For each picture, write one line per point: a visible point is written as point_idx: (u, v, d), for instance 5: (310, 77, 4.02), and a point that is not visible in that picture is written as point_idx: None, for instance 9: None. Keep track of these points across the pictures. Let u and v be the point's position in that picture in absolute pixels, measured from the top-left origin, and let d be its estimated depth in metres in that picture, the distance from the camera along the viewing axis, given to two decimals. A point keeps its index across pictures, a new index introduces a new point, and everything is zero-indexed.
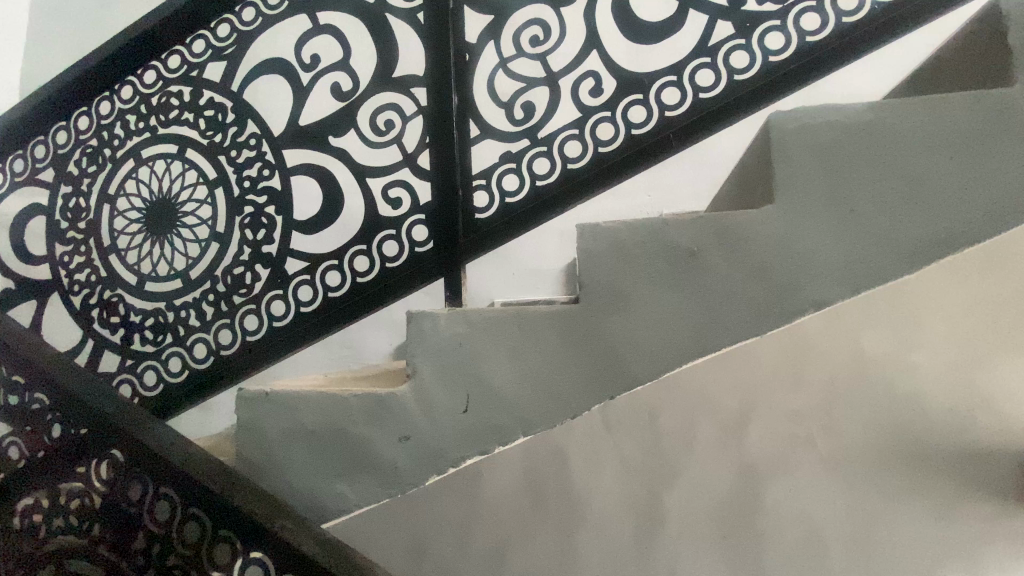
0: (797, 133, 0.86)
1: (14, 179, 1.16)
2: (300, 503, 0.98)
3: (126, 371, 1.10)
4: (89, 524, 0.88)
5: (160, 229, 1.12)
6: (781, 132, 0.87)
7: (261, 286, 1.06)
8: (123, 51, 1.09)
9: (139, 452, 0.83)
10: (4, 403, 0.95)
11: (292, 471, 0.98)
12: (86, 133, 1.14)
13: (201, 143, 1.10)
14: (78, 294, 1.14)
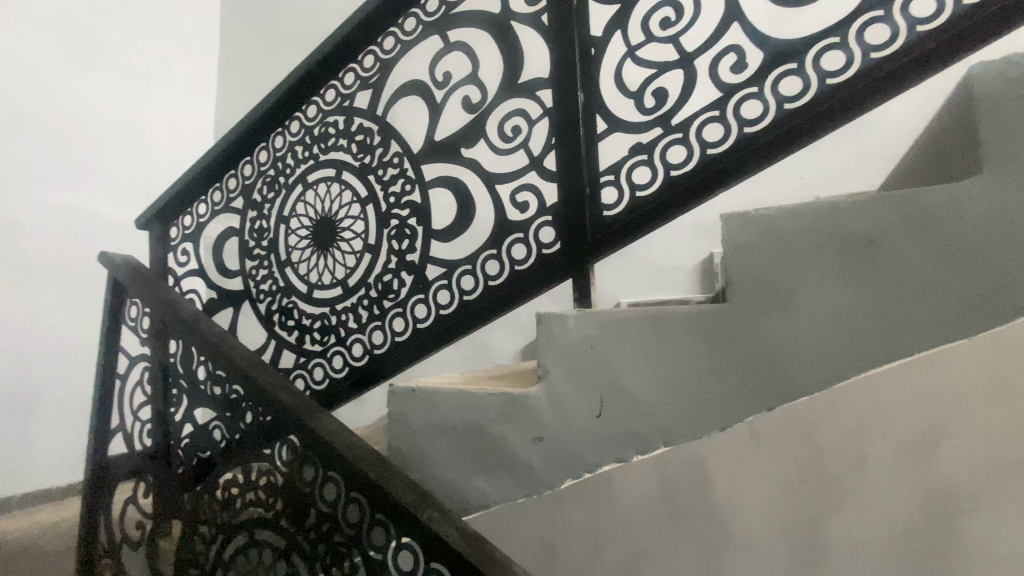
0: (1010, 84, 0.70)
1: (216, 208, 1.42)
2: (445, 493, 1.03)
3: (301, 367, 1.28)
4: (273, 498, 1.02)
5: (324, 243, 1.27)
6: (987, 87, 0.72)
7: (407, 291, 1.15)
8: (291, 92, 1.26)
9: (312, 438, 0.94)
10: (214, 392, 1.15)
11: (436, 463, 1.03)
12: (265, 165, 1.35)
13: (354, 165, 1.23)
14: (264, 301, 1.35)
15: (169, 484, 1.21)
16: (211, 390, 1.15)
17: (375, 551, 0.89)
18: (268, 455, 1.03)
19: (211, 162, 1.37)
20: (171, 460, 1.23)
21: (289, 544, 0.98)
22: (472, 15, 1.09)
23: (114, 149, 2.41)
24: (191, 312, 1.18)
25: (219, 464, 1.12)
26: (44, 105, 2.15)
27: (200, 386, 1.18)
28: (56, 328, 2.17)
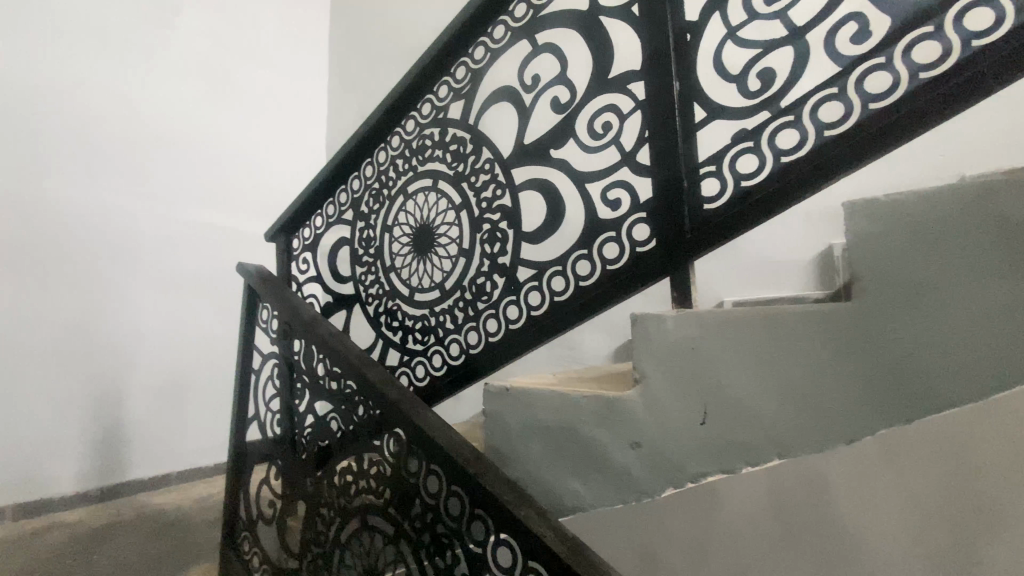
0: None
1: (330, 219, 1.56)
2: (541, 494, 1.03)
3: (405, 365, 1.36)
4: (382, 487, 1.09)
5: (423, 248, 1.34)
6: None
7: (499, 293, 1.18)
8: (392, 110, 1.34)
9: (415, 432, 1.00)
10: (331, 386, 1.26)
11: (531, 463, 1.04)
12: (371, 178, 1.45)
13: (449, 174, 1.28)
14: (371, 303, 1.46)
15: (295, 468, 1.35)
16: (329, 385, 1.27)
17: (475, 544, 0.92)
18: (377, 446, 1.11)
19: (326, 180, 1.51)
20: (296, 447, 1.37)
21: (397, 531, 1.04)
22: (559, 15, 1.09)
23: (248, 172, 2.76)
24: (311, 315, 1.31)
25: (336, 453, 1.22)
26: (189, 137, 2.53)
27: (318, 382, 1.30)
28: (206, 329, 2.53)
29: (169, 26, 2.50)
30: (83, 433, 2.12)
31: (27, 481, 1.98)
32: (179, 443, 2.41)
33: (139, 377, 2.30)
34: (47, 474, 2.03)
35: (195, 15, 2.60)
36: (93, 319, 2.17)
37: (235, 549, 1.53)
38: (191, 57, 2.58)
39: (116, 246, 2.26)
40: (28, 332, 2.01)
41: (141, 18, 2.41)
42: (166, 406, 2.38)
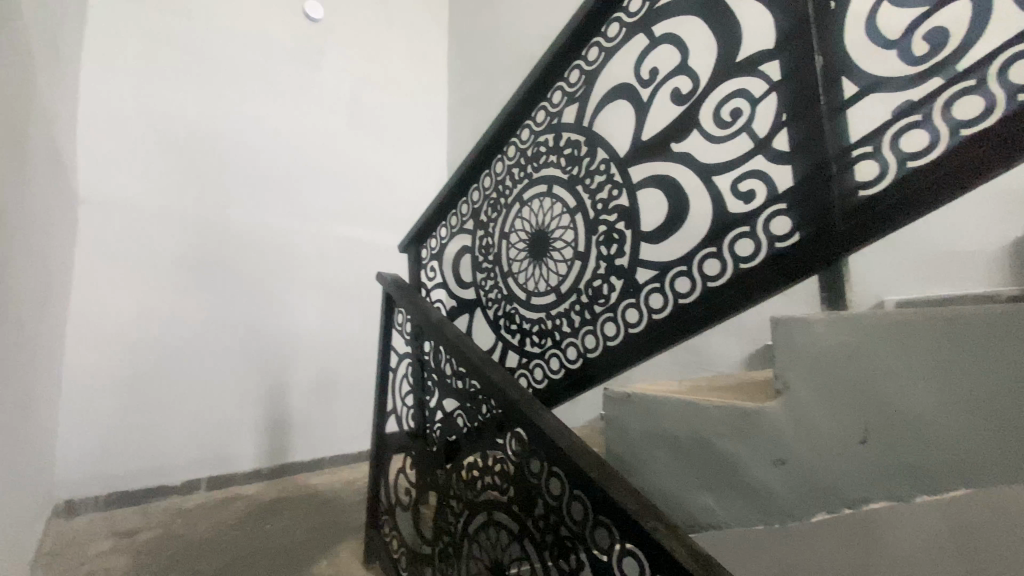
0: None
1: (454, 229, 1.66)
2: (672, 506, 1.01)
3: (523, 367, 1.40)
4: (506, 485, 1.13)
5: (539, 253, 1.36)
6: None
7: (617, 296, 1.15)
8: (508, 122, 1.39)
9: (537, 433, 1.02)
10: (457, 386, 1.34)
11: (660, 474, 1.03)
12: (489, 188, 1.52)
13: (564, 178, 1.29)
14: (491, 307, 1.52)
15: (427, 461, 1.45)
16: (455, 384, 1.35)
17: (599, 552, 0.90)
18: (500, 445, 1.15)
19: (448, 193, 1.60)
20: (427, 441, 1.47)
21: (521, 530, 1.06)
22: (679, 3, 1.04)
23: (381, 190, 3.05)
24: (438, 318, 1.41)
25: (462, 448, 1.29)
26: (333, 162, 2.88)
27: (446, 381, 1.39)
28: (349, 331, 2.85)
29: (316, 67, 2.87)
30: (257, 418, 2.52)
31: (219, 457, 2.40)
32: (329, 431, 2.74)
33: (298, 373, 2.66)
34: (233, 452, 2.44)
35: (335, 56, 2.96)
36: (264, 322, 2.57)
37: (377, 530, 1.69)
38: (333, 92, 2.92)
39: (279, 259, 2.65)
40: (218, 334, 2.44)
41: (294, 64, 2.80)
42: (319, 398, 2.72)
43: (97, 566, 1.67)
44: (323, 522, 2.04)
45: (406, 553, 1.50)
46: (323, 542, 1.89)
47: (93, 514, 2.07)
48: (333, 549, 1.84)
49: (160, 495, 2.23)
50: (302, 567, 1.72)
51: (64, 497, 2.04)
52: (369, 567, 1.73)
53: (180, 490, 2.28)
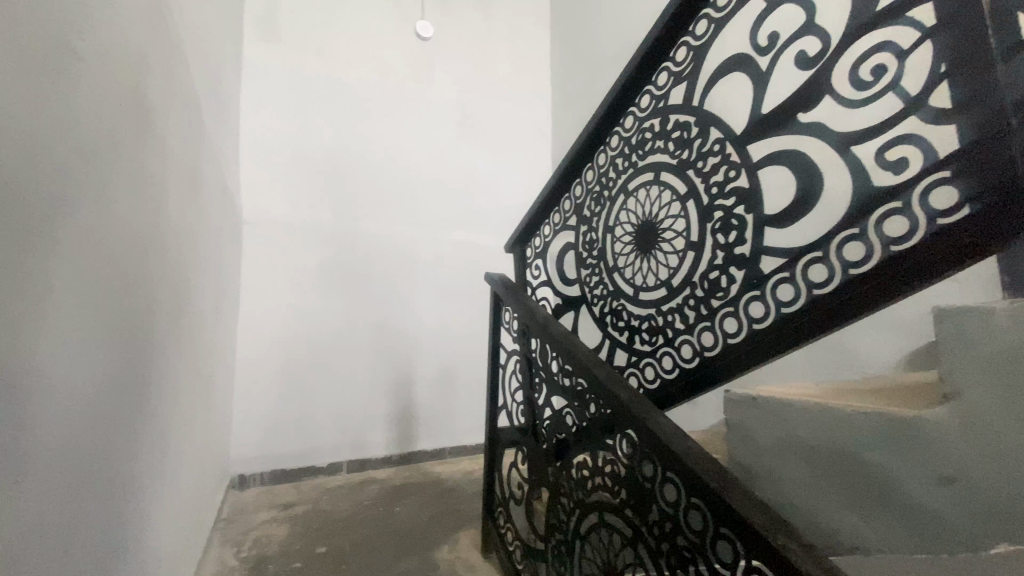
0: None
1: (557, 226, 1.64)
2: (804, 520, 1.01)
3: (633, 366, 1.34)
4: (617, 487, 1.09)
5: (646, 246, 1.30)
6: None
7: (737, 288, 1.06)
8: (610, 111, 1.33)
9: (649, 436, 0.97)
10: (565, 384, 1.32)
11: (790, 485, 1.03)
12: (592, 182, 1.47)
13: (673, 164, 1.21)
14: (598, 304, 1.47)
15: (538, 458, 1.46)
16: (563, 382, 1.34)
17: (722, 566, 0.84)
18: (610, 445, 1.11)
19: (551, 191, 1.58)
20: (537, 438, 1.48)
21: (635, 535, 1.02)
22: None
23: (489, 193, 3.15)
24: (545, 316, 1.41)
25: (571, 447, 1.28)
26: (446, 171, 3.04)
27: (554, 379, 1.38)
28: (463, 329, 3.00)
29: (428, 83, 3.03)
30: (386, 410, 2.76)
31: (355, 444, 2.67)
32: (449, 424, 2.91)
33: (420, 369, 2.86)
34: (366, 440, 2.69)
35: (445, 68, 3.10)
36: (389, 323, 2.80)
37: (493, 522, 1.76)
38: (443, 103, 3.07)
39: (400, 265, 2.86)
40: (351, 334, 2.71)
41: (409, 81, 2.98)
42: (439, 393, 2.90)
43: (263, 532, 1.96)
44: (445, 509, 2.17)
45: (520, 547, 1.53)
46: (444, 527, 2.01)
47: (259, 487, 2.42)
48: (453, 535, 1.95)
49: (310, 475, 2.55)
50: (426, 549, 1.85)
51: (238, 472, 2.41)
52: (487, 556, 1.79)
53: (325, 471, 2.58)
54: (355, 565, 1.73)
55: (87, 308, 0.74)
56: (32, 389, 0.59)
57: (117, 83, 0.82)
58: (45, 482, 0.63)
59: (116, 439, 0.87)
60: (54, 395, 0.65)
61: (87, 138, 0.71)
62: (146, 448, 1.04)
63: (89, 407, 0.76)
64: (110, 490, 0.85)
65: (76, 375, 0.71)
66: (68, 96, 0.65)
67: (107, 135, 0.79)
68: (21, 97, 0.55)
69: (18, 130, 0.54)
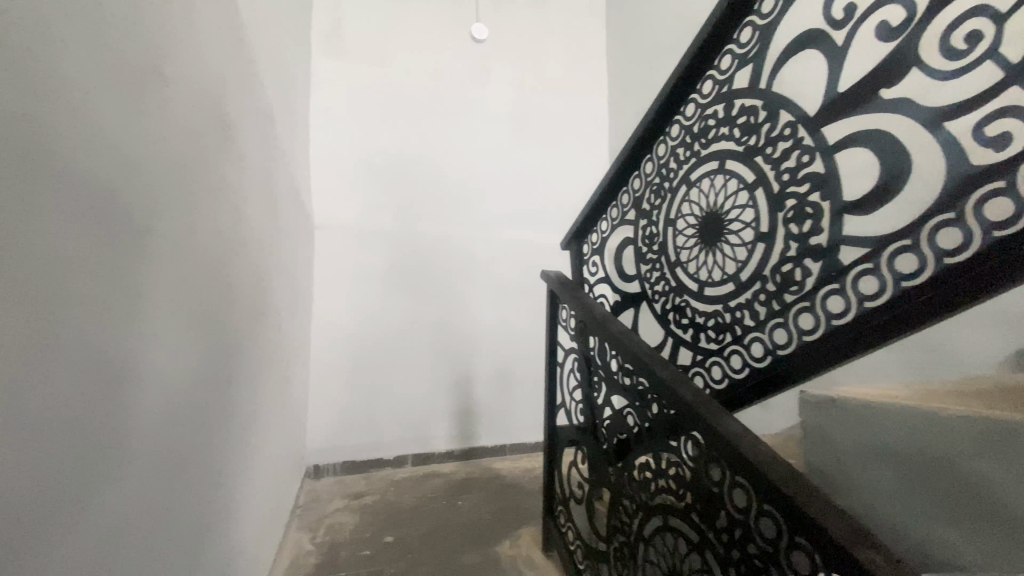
0: None
1: (615, 222, 1.58)
2: (888, 529, 0.98)
3: (699, 365, 1.29)
4: (683, 490, 1.06)
5: (711, 239, 1.24)
6: None
7: (814, 282, 0.99)
8: (669, 99, 1.27)
9: (716, 438, 0.93)
10: (626, 383, 1.29)
11: (875, 493, 1.01)
12: (651, 174, 1.41)
13: (739, 151, 1.15)
14: (659, 301, 1.42)
15: (598, 457, 1.44)
16: (623, 380, 1.31)
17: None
18: (674, 447, 1.08)
19: (607, 186, 1.52)
20: (597, 437, 1.46)
21: (702, 540, 0.98)
22: None
23: (546, 191, 3.15)
24: (604, 314, 1.38)
25: (633, 447, 1.25)
26: (502, 170, 3.06)
27: (613, 377, 1.35)
28: (522, 327, 3.02)
29: (484, 83, 3.06)
30: (448, 406, 2.83)
31: (420, 439, 2.76)
32: (509, 420, 2.95)
33: (480, 366, 2.91)
34: (430, 435, 2.78)
35: (500, 67, 3.11)
36: (450, 321, 2.87)
37: (554, 520, 1.75)
38: (498, 102, 3.08)
39: (460, 264, 2.92)
40: (414, 332, 2.80)
41: (465, 83, 3.02)
42: (499, 390, 2.94)
43: (336, 520, 2.08)
44: (506, 505, 2.20)
45: (582, 547, 1.51)
46: (506, 522, 2.03)
47: (332, 477, 2.57)
48: (515, 531, 1.97)
49: (378, 467, 2.66)
50: (488, 544, 1.88)
51: (313, 462, 2.57)
52: (548, 554, 1.79)
53: (392, 464, 2.69)
54: (421, 556, 1.79)
55: (177, 308, 0.81)
56: (130, 382, 0.66)
57: (198, 101, 0.89)
58: (143, 466, 0.70)
59: (204, 429, 0.95)
60: (150, 388, 0.72)
61: (173, 153, 0.78)
62: (231, 438, 1.13)
63: (180, 398, 0.83)
64: (200, 476, 0.93)
65: (170, 369, 0.79)
66: (156, 116, 0.72)
67: (191, 150, 0.85)
68: (116, 119, 0.61)
69: (115, 149, 0.60)
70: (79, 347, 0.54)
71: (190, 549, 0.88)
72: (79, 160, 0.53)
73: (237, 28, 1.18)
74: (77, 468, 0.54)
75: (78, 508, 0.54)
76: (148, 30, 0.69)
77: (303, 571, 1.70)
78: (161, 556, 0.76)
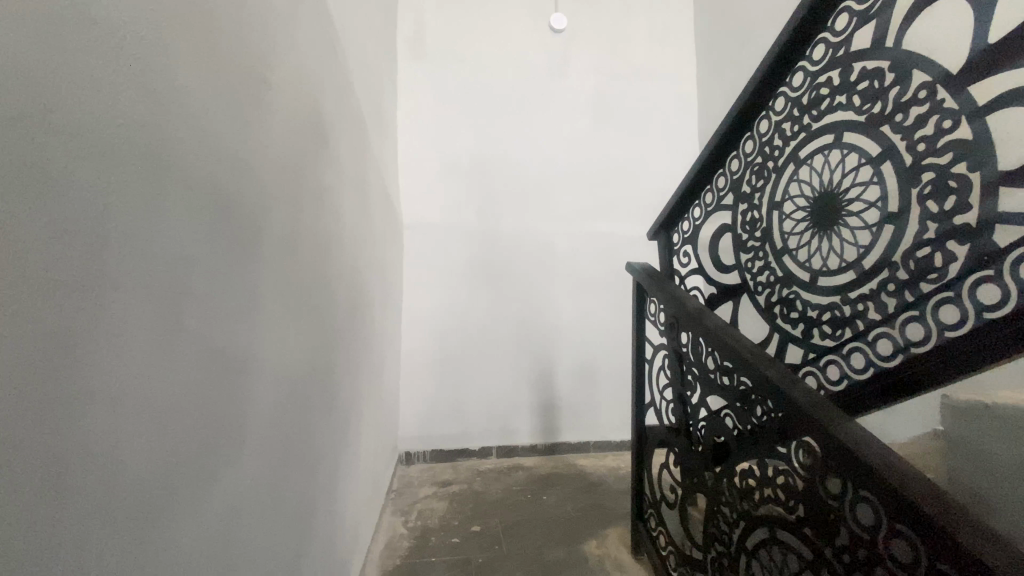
0: None
1: (707, 209, 1.42)
2: None
3: (810, 364, 1.16)
4: (793, 501, 0.96)
5: (827, 222, 1.10)
6: None
7: (959, 268, 0.86)
8: (773, 69, 1.13)
9: (833, 446, 0.83)
10: (724, 382, 1.19)
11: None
12: (752, 153, 1.26)
13: (860, 121, 1.01)
14: (762, 293, 1.26)
15: (692, 460, 1.35)
16: (721, 379, 1.21)
17: None
18: (782, 454, 0.98)
19: (699, 170, 1.37)
20: (691, 438, 1.37)
21: (817, 559, 0.88)
22: None
23: (630, 180, 3.03)
24: (698, 308, 1.29)
25: (733, 452, 1.15)
26: (586, 162, 2.99)
27: (710, 376, 1.26)
28: (606, 322, 2.94)
29: (565, 74, 2.99)
30: (532, 401, 2.83)
31: (504, 432, 2.80)
32: (593, 416, 2.90)
33: (563, 361, 2.88)
34: (515, 428, 2.80)
35: (580, 56, 3.02)
36: (533, 316, 2.87)
37: (644, 523, 1.68)
38: (580, 92, 3.00)
39: (542, 259, 2.90)
40: (498, 327, 2.83)
41: (546, 75, 2.97)
42: (583, 386, 2.89)
43: (426, 506, 2.16)
44: (593, 502, 2.16)
45: (675, 553, 1.43)
46: (593, 521, 1.99)
47: (423, 464, 2.68)
48: (602, 530, 1.92)
49: (465, 457, 2.74)
50: (576, 540, 1.85)
51: (405, 449, 2.70)
52: (638, 557, 1.73)
53: (478, 455, 2.76)
54: (507, 548, 1.80)
55: (282, 304, 0.86)
56: (245, 372, 0.71)
57: (297, 108, 0.94)
58: (257, 449, 0.75)
59: (309, 418, 1.01)
60: (262, 377, 0.77)
61: (276, 158, 0.83)
62: (332, 426, 1.20)
63: (288, 388, 0.89)
64: (305, 461, 0.99)
65: (279, 360, 0.85)
66: (260, 123, 0.76)
67: (292, 154, 0.90)
68: (227, 127, 0.65)
69: (227, 155, 0.65)
70: (200, 338, 0.59)
71: (299, 527, 0.95)
72: (195, 166, 0.57)
73: (330, 37, 1.23)
74: (200, 449, 0.59)
75: (202, 484, 0.59)
76: (251, 41, 0.73)
77: (397, 554, 1.79)
78: (272, 533, 0.82)
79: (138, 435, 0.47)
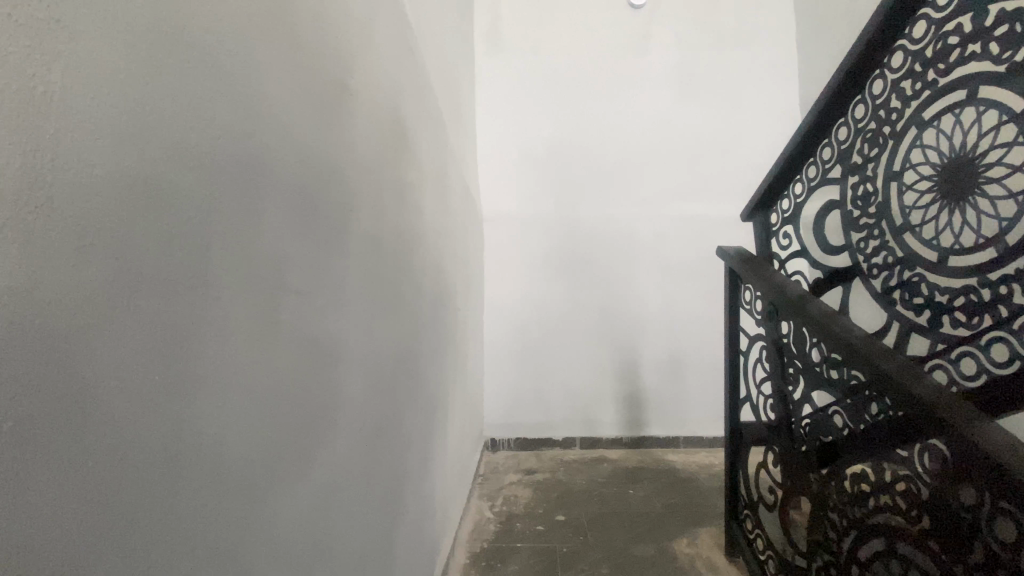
0: None
1: (811, 183, 1.28)
2: None
3: (940, 357, 1.00)
4: (915, 511, 0.85)
5: (961, 192, 0.94)
6: None
7: None
8: (888, 20, 0.99)
9: (968, 449, 0.72)
10: (834, 376, 1.08)
11: None
12: (863, 119, 1.11)
13: (999, 71, 0.86)
14: (878, 276, 1.11)
15: (793, 460, 1.24)
16: (828, 373, 1.10)
17: None
18: (903, 458, 0.87)
19: (798, 142, 1.23)
20: (794, 437, 1.26)
21: None
22: None
23: (721, 160, 2.83)
24: (801, 294, 1.17)
25: (842, 452, 1.04)
26: (670, 141, 2.84)
27: (815, 368, 1.15)
28: (696, 311, 2.79)
29: (647, 50, 2.85)
30: (617, 392, 2.78)
31: (588, 422, 2.78)
32: (683, 409, 2.78)
33: (648, 351, 2.79)
34: (599, 421, 2.77)
35: (663, 30, 2.85)
36: (616, 306, 2.80)
37: (739, 524, 1.59)
38: (663, 68, 2.85)
39: (625, 246, 2.82)
40: (579, 317, 2.80)
41: (626, 54, 2.85)
42: (671, 378, 2.79)
43: (512, 492, 2.21)
44: (683, 499, 2.08)
45: (775, 558, 1.34)
46: (683, 518, 1.92)
47: (508, 451, 2.75)
48: (693, 529, 1.84)
49: (549, 446, 2.76)
50: (664, 537, 1.80)
51: (490, 435, 2.78)
52: (733, 559, 1.64)
53: (562, 444, 2.77)
54: (592, 539, 1.80)
55: (370, 295, 0.92)
56: (338, 360, 0.77)
57: (376, 110, 0.98)
58: (350, 432, 0.82)
59: (399, 403, 1.07)
60: (353, 365, 0.83)
61: (359, 160, 0.87)
62: (422, 411, 1.27)
63: (378, 376, 0.95)
64: (396, 443, 1.06)
65: (369, 350, 0.90)
66: (344, 127, 0.81)
67: (374, 156, 0.95)
68: (314, 133, 0.70)
69: (314, 161, 0.70)
70: (295, 329, 0.64)
71: (391, 505, 1.02)
72: (286, 171, 0.62)
73: (406, 35, 1.27)
74: (298, 431, 0.65)
75: (300, 460, 0.65)
76: (332, 51, 0.78)
77: (485, 536, 1.85)
78: (367, 509, 0.89)
79: (242, 416, 0.53)
